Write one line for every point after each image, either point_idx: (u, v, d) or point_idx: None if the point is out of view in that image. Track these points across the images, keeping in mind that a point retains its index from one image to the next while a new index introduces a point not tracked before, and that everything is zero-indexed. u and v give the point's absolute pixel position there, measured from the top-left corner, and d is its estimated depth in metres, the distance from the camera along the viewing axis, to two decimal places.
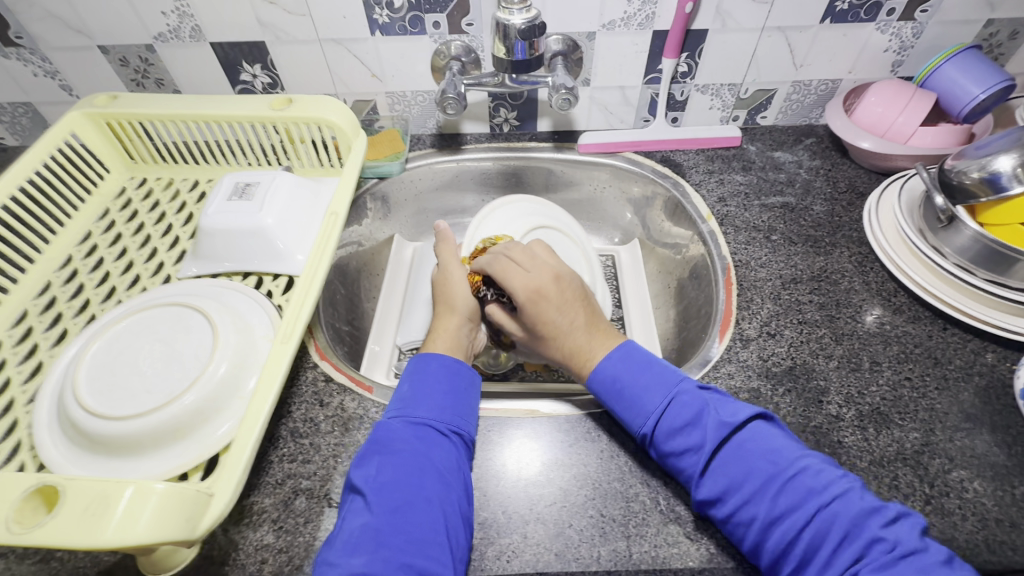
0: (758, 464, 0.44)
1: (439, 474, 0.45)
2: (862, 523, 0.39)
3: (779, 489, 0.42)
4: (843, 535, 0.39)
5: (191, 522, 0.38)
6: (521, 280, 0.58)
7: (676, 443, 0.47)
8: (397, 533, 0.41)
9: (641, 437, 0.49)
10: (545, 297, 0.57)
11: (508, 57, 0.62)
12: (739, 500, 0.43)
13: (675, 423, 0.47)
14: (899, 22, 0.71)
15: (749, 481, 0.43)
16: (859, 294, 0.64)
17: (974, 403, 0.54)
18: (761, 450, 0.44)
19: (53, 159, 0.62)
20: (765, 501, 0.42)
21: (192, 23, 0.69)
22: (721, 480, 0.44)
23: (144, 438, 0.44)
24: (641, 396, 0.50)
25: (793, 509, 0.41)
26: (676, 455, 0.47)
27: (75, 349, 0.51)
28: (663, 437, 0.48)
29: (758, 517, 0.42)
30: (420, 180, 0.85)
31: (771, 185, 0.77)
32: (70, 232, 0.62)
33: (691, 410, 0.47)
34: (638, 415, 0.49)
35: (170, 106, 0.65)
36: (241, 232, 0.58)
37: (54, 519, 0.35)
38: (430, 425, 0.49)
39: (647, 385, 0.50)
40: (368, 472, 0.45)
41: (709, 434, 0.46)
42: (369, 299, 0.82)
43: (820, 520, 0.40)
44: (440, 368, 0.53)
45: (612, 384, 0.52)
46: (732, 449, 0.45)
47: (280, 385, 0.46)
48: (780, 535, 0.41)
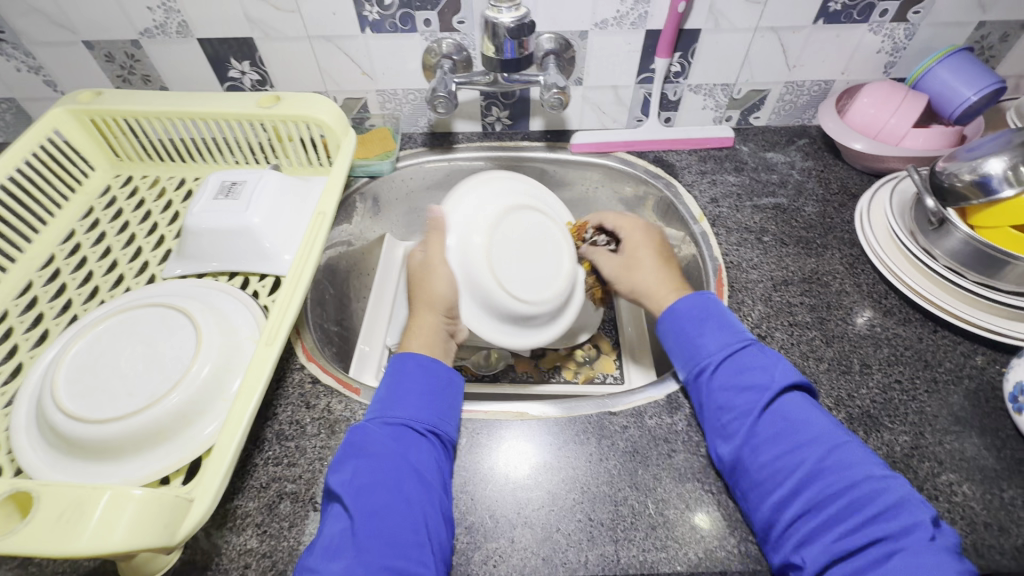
0: (818, 421, 0.46)
1: (416, 475, 0.45)
2: (904, 505, 0.40)
3: (830, 449, 0.44)
4: (886, 507, 0.40)
5: (169, 528, 0.37)
6: (630, 221, 0.69)
7: (742, 379, 0.50)
8: (374, 537, 0.41)
9: (700, 370, 0.52)
10: (649, 237, 0.67)
11: (496, 56, 0.61)
12: (789, 447, 0.45)
13: (744, 362, 0.51)
14: (892, 24, 0.71)
15: (807, 429, 0.46)
16: (850, 296, 0.64)
17: (963, 406, 0.54)
18: (819, 414, 0.47)
19: (36, 156, 0.61)
20: (817, 454, 0.44)
21: (179, 19, 0.68)
22: (779, 424, 0.46)
23: (124, 442, 0.43)
24: (714, 334, 0.53)
25: (844, 466, 0.43)
26: (736, 390, 0.49)
27: (55, 350, 0.50)
28: (730, 371, 0.50)
29: (803, 468, 0.44)
30: (411, 179, 0.84)
31: (763, 186, 0.77)
32: (53, 231, 0.61)
33: (765, 357, 0.51)
34: (714, 345, 0.52)
35: (156, 103, 0.64)
36: (226, 231, 0.57)
37: (27, 529, 0.34)
38: (408, 425, 0.48)
39: (721, 328, 0.54)
40: (343, 476, 0.44)
41: (777, 377, 0.49)
42: (359, 299, 0.81)
43: (866, 488, 0.42)
44: (417, 368, 0.52)
45: (696, 316, 0.55)
46: (794, 401, 0.48)
47: (264, 386, 0.45)
48: (818, 491, 0.43)
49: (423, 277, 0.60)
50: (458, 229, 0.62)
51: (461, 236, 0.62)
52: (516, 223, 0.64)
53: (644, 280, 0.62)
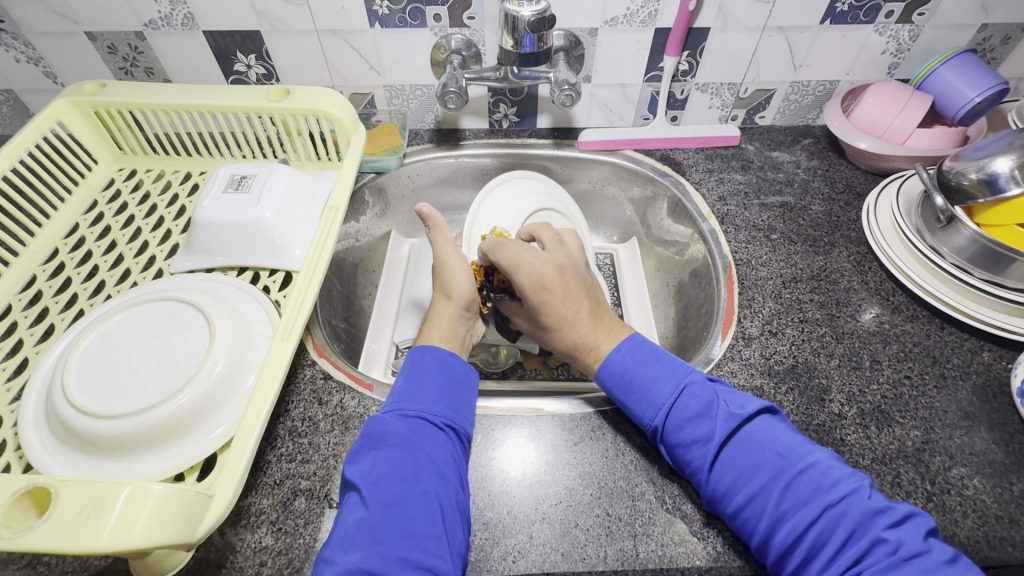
0: (767, 456, 0.45)
1: (434, 467, 0.44)
2: (869, 519, 0.40)
3: (789, 482, 0.43)
4: (851, 530, 0.40)
5: (190, 524, 0.36)
6: (529, 271, 0.56)
7: (686, 433, 0.47)
8: (391, 528, 0.40)
9: (650, 431, 0.50)
10: (553, 293, 0.56)
11: (515, 50, 0.62)
12: (747, 495, 0.44)
13: (685, 414, 0.48)
14: (897, 25, 0.72)
15: (757, 474, 0.44)
16: (858, 293, 0.64)
17: (971, 401, 0.55)
18: (771, 443, 0.45)
19: (38, 148, 0.60)
20: (773, 496, 0.43)
21: (185, 10, 0.67)
22: (730, 472, 0.45)
23: (137, 438, 0.42)
24: (648, 387, 0.51)
25: (801, 503, 0.42)
26: (683, 447, 0.47)
27: (64, 345, 0.49)
28: (672, 428, 0.48)
29: (767, 511, 0.42)
30: (418, 175, 0.84)
31: (770, 185, 0.77)
32: (56, 225, 0.60)
33: (702, 401, 0.48)
34: (648, 407, 0.50)
35: (162, 95, 0.62)
36: (237, 225, 0.56)
37: (47, 523, 0.33)
38: (423, 418, 0.48)
39: (655, 377, 0.51)
40: (362, 468, 0.44)
41: (718, 425, 0.47)
42: (365, 296, 0.81)
43: (830, 514, 0.41)
44: (435, 362, 0.52)
45: (621, 375, 0.52)
46: (739, 441, 0.46)
47: (281, 381, 0.45)
48: (788, 531, 0.41)
49: (444, 277, 0.60)
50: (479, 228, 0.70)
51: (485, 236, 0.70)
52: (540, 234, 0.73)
53: (569, 337, 0.57)
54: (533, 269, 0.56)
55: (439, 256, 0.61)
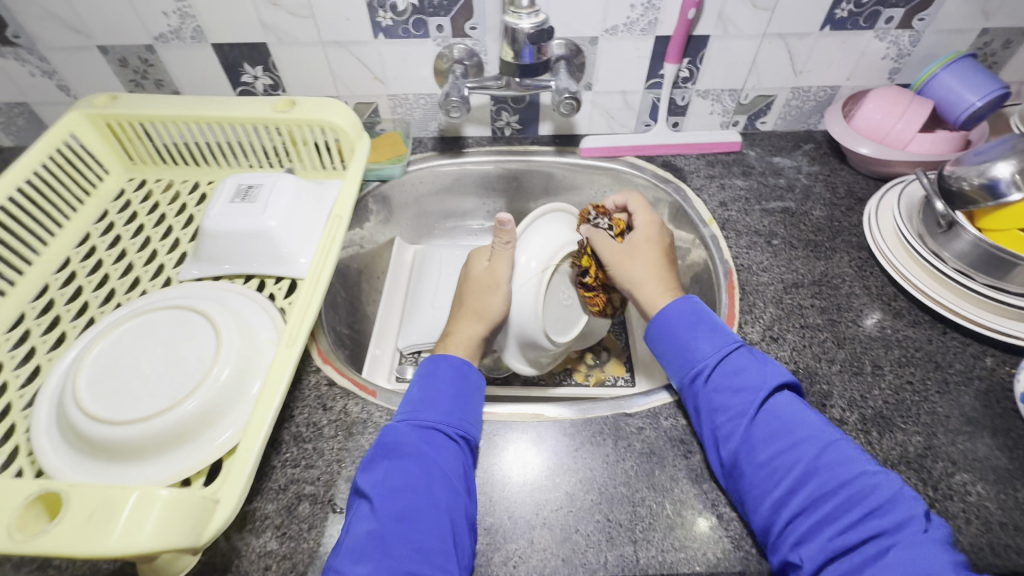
0: (809, 421, 0.47)
1: (447, 481, 0.45)
2: (898, 497, 0.42)
3: (827, 445, 0.45)
4: (882, 500, 0.41)
5: (196, 528, 0.37)
6: (648, 216, 0.65)
7: (736, 380, 0.50)
8: (402, 542, 0.41)
9: (692, 373, 0.52)
10: (652, 243, 0.63)
11: (515, 61, 0.63)
12: (784, 447, 0.46)
13: (736, 365, 0.51)
14: (897, 31, 0.72)
15: (801, 427, 0.46)
16: (860, 298, 0.64)
17: (974, 407, 0.54)
18: (812, 414, 0.48)
19: (52, 159, 0.61)
20: (812, 454, 0.45)
21: (194, 24, 0.69)
22: (772, 425, 0.47)
23: (146, 443, 0.43)
24: (704, 337, 0.53)
25: (837, 464, 0.44)
26: (728, 391, 0.50)
27: (74, 353, 0.50)
28: (723, 373, 0.51)
29: (800, 465, 0.44)
30: (421, 183, 0.85)
31: (771, 190, 0.78)
32: (68, 235, 0.61)
33: (757, 360, 0.51)
34: (707, 348, 0.52)
35: (171, 107, 0.64)
36: (243, 234, 0.57)
37: (58, 528, 0.34)
38: (438, 430, 0.48)
39: (713, 330, 0.54)
40: (375, 477, 0.45)
41: (768, 380, 0.49)
42: (369, 302, 0.82)
43: (861, 482, 0.43)
44: (449, 370, 0.53)
45: (684, 320, 0.55)
46: (785, 400, 0.49)
47: (286, 388, 0.46)
48: (815, 490, 0.43)
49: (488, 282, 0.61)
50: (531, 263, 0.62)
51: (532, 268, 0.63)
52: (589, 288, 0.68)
53: (635, 274, 0.61)
54: (651, 216, 0.65)
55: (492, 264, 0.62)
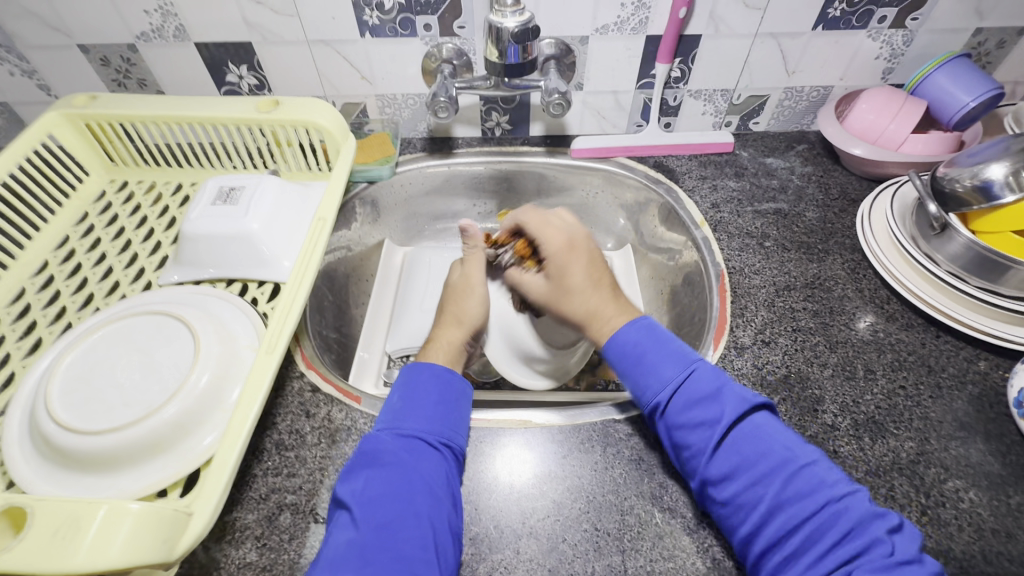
0: (774, 446, 0.44)
1: (428, 488, 0.44)
2: (866, 523, 0.39)
3: (792, 474, 0.42)
4: (849, 527, 0.39)
5: (169, 543, 0.36)
6: (553, 233, 0.61)
7: (691, 416, 0.46)
8: (382, 551, 0.40)
9: (652, 407, 0.49)
10: (577, 254, 0.59)
11: (501, 61, 0.61)
12: (747, 480, 0.43)
13: (694, 394, 0.47)
14: (891, 30, 0.71)
15: (762, 458, 0.43)
16: (853, 301, 0.64)
17: (967, 412, 0.54)
18: (777, 436, 0.45)
19: (29, 161, 0.60)
20: (775, 484, 0.42)
21: (176, 22, 0.68)
22: (733, 457, 0.44)
23: (120, 454, 0.42)
24: (658, 364, 0.50)
25: (801, 492, 0.41)
26: (687, 426, 0.46)
27: (49, 360, 0.49)
28: (677, 409, 0.47)
29: (765, 499, 0.42)
30: (410, 184, 0.83)
31: (764, 192, 0.77)
32: (47, 238, 0.60)
33: (713, 384, 0.48)
34: (654, 384, 0.49)
35: (152, 107, 0.63)
36: (225, 237, 0.56)
37: (22, 543, 0.33)
38: (419, 437, 0.47)
39: (665, 357, 0.50)
40: (354, 486, 0.44)
41: (727, 408, 0.46)
42: (357, 305, 0.81)
43: (827, 511, 0.40)
44: (431, 378, 0.52)
45: (631, 350, 0.52)
46: (747, 428, 0.45)
47: (264, 396, 0.44)
48: (782, 521, 0.41)
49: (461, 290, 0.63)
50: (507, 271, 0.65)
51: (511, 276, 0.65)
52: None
53: (573, 309, 0.57)
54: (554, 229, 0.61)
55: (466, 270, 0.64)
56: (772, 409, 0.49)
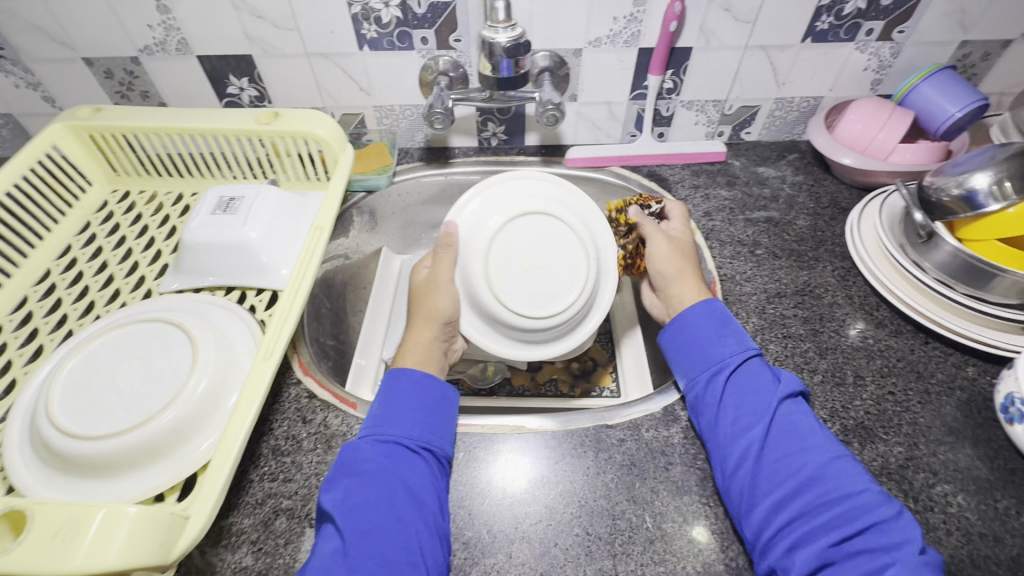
0: (822, 433, 0.48)
1: (409, 493, 0.45)
2: (899, 514, 0.43)
3: (836, 458, 0.46)
4: (882, 513, 0.42)
5: (165, 545, 0.37)
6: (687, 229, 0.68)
7: (757, 382, 0.51)
8: (367, 557, 0.41)
9: (717, 367, 0.53)
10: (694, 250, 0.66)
11: (494, 74, 0.63)
12: (796, 450, 0.47)
13: (759, 367, 0.53)
14: (877, 43, 0.73)
15: (813, 436, 0.47)
16: (843, 308, 0.64)
17: (956, 417, 0.54)
18: (823, 426, 0.49)
19: (33, 171, 0.61)
20: (819, 461, 0.46)
21: (179, 36, 0.69)
22: (787, 428, 0.48)
23: (119, 458, 0.43)
24: (730, 336, 0.55)
25: (843, 475, 0.45)
26: (751, 389, 0.51)
27: (50, 366, 0.49)
28: (745, 373, 0.52)
29: (809, 469, 0.45)
30: (408, 193, 0.85)
31: (755, 201, 0.78)
32: (49, 247, 0.61)
33: (777, 367, 0.53)
34: (727, 348, 0.54)
35: (154, 119, 0.64)
36: (224, 246, 0.57)
37: (21, 546, 0.33)
38: (399, 442, 0.48)
39: (736, 334, 0.56)
40: (336, 494, 0.44)
41: (788, 384, 0.51)
42: (355, 312, 0.81)
43: (865, 493, 0.44)
44: (410, 385, 0.52)
45: (706, 321, 0.57)
46: (801, 407, 0.50)
47: (261, 402, 0.45)
48: (816, 496, 0.44)
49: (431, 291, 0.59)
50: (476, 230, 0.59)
51: (481, 233, 0.59)
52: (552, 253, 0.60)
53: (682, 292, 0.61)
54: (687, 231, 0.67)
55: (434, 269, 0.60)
56: (807, 401, 0.53)
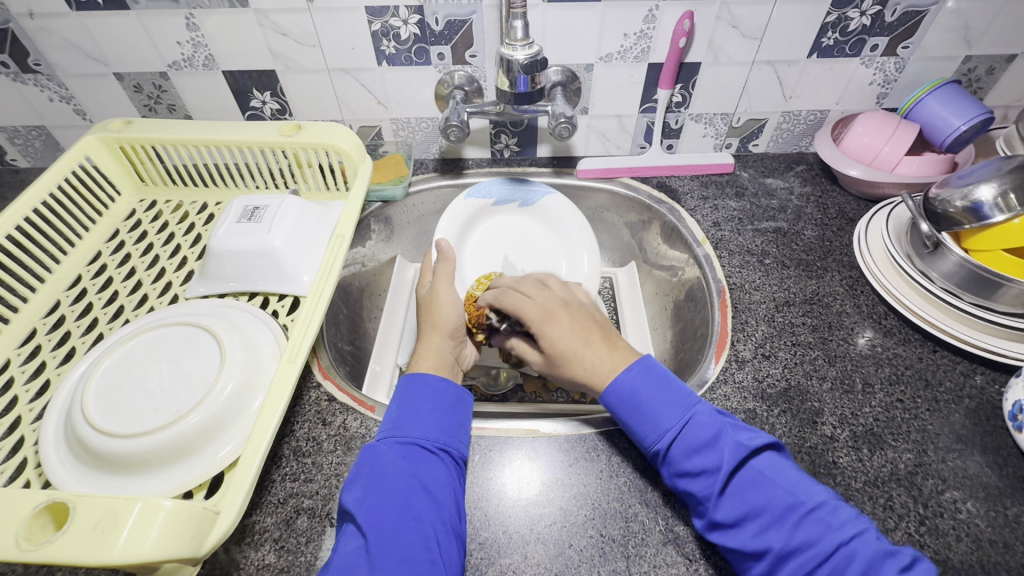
0: (778, 493, 0.43)
1: (427, 492, 0.45)
2: (880, 564, 0.38)
3: (797, 521, 0.41)
4: (863, 573, 0.38)
5: (197, 539, 0.38)
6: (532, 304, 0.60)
7: (694, 464, 0.45)
8: (387, 553, 0.41)
9: (653, 454, 0.48)
10: (557, 319, 0.58)
11: (510, 89, 0.65)
12: (755, 526, 0.42)
13: (692, 443, 0.46)
14: (883, 58, 0.74)
15: (765, 509, 0.43)
16: (851, 317, 0.66)
17: (965, 425, 0.55)
18: (780, 480, 0.44)
19: (67, 181, 0.64)
20: (783, 531, 0.42)
21: (206, 52, 0.72)
22: (738, 505, 0.43)
23: (150, 456, 0.44)
24: (656, 412, 0.48)
25: (811, 541, 0.40)
26: (689, 477, 0.45)
27: (84, 367, 0.52)
28: (678, 456, 0.46)
29: (774, 547, 0.41)
30: (422, 203, 0.87)
31: (764, 211, 0.80)
32: (80, 253, 0.64)
33: (710, 430, 0.46)
34: (652, 431, 0.48)
35: (182, 131, 0.66)
36: (249, 253, 0.59)
37: (65, 536, 0.35)
38: (416, 443, 0.48)
39: (663, 402, 0.48)
40: (355, 495, 0.45)
41: (726, 455, 0.45)
42: (370, 319, 0.83)
43: (840, 555, 0.39)
44: (424, 388, 0.53)
45: (630, 397, 0.50)
46: (747, 476, 0.44)
47: (287, 403, 0.47)
48: (794, 567, 0.40)
49: (433, 304, 0.64)
50: (514, 195, 0.81)
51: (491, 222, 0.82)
52: (483, 265, 0.79)
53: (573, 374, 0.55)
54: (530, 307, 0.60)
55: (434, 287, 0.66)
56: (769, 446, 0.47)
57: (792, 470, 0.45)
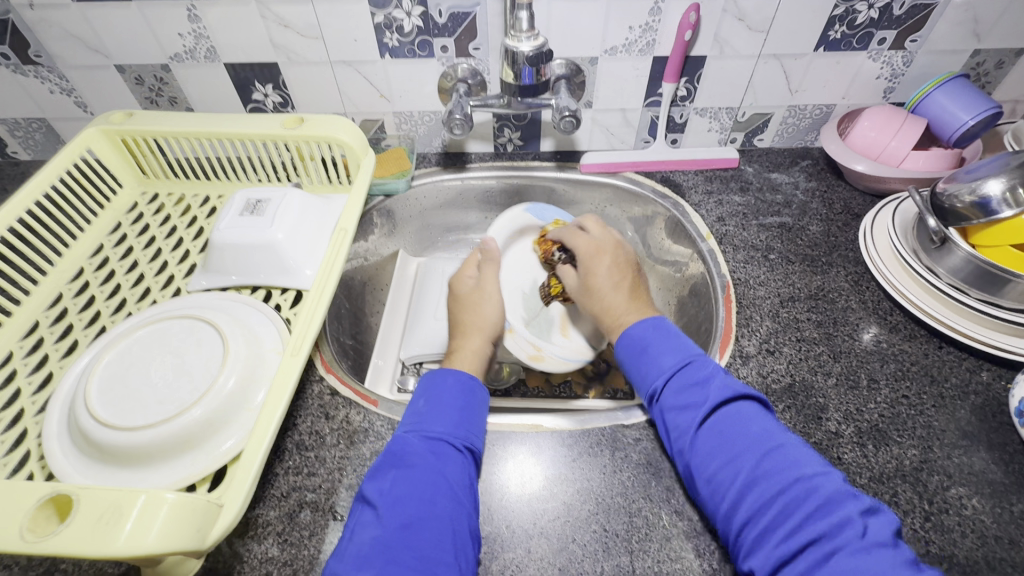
0: (753, 429, 0.45)
1: (451, 490, 0.45)
2: (839, 501, 0.39)
3: (767, 454, 0.43)
4: (820, 505, 0.39)
5: (201, 532, 0.38)
6: (587, 242, 0.67)
7: (682, 398, 0.48)
8: (405, 549, 0.41)
9: (647, 394, 0.51)
10: (603, 259, 0.65)
11: (515, 82, 0.64)
12: (726, 459, 0.44)
13: (684, 382, 0.49)
14: (890, 51, 0.74)
15: (739, 440, 0.44)
16: (856, 312, 0.65)
17: (970, 421, 0.55)
18: (757, 422, 0.46)
19: (69, 173, 0.63)
20: (751, 463, 0.43)
21: (208, 44, 0.72)
22: (714, 438, 0.45)
23: (153, 449, 0.44)
24: (658, 354, 0.52)
25: (775, 470, 0.42)
26: (675, 411, 0.48)
27: (86, 360, 0.51)
28: (670, 394, 0.49)
29: (741, 477, 0.43)
30: (425, 197, 0.87)
31: (769, 206, 0.79)
32: (83, 246, 0.63)
33: (701, 374, 0.49)
34: (651, 371, 0.52)
35: (183, 123, 0.66)
36: (252, 247, 0.59)
37: (68, 529, 0.35)
38: (445, 440, 0.48)
39: (664, 348, 0.53)
40: (382, 485, 0.45)
41: (712, 394, 0.47)
42: (373, 313, 0.83)
43: (801, 485, 0.41)
44: (457, 384, 0.53)
45: (637, 343, 0.54)
46: (729, 414, 0.46)
47: (290, 397, 0.47)
48: (756, 498, 0.41)
49: (477, 300, 0.65)
50: None
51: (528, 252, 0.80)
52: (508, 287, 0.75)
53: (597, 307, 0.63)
54: (581, 245, 0.67)
55: (481, 283, 0.67)
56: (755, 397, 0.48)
57: (772, 420, 0.47)
